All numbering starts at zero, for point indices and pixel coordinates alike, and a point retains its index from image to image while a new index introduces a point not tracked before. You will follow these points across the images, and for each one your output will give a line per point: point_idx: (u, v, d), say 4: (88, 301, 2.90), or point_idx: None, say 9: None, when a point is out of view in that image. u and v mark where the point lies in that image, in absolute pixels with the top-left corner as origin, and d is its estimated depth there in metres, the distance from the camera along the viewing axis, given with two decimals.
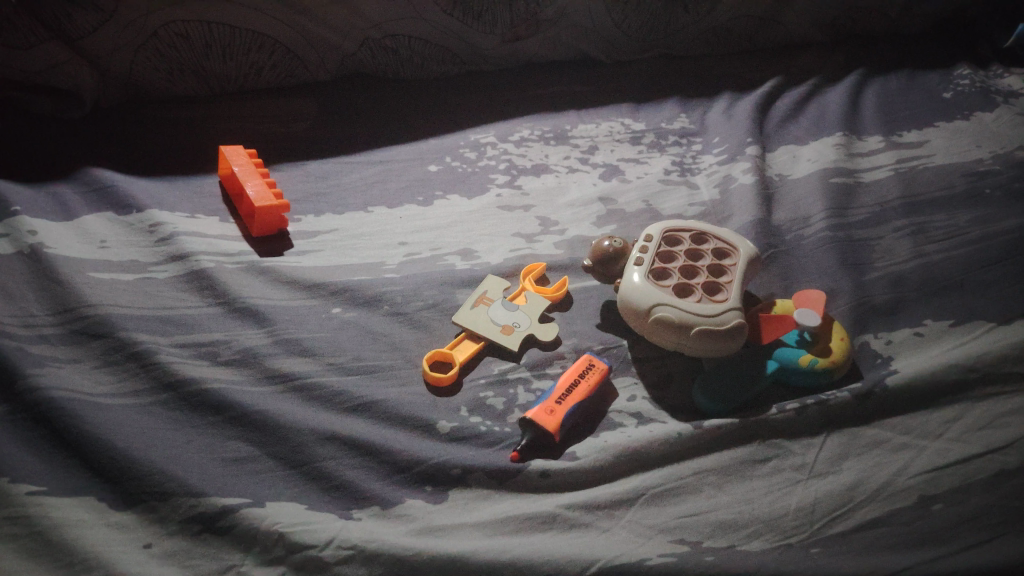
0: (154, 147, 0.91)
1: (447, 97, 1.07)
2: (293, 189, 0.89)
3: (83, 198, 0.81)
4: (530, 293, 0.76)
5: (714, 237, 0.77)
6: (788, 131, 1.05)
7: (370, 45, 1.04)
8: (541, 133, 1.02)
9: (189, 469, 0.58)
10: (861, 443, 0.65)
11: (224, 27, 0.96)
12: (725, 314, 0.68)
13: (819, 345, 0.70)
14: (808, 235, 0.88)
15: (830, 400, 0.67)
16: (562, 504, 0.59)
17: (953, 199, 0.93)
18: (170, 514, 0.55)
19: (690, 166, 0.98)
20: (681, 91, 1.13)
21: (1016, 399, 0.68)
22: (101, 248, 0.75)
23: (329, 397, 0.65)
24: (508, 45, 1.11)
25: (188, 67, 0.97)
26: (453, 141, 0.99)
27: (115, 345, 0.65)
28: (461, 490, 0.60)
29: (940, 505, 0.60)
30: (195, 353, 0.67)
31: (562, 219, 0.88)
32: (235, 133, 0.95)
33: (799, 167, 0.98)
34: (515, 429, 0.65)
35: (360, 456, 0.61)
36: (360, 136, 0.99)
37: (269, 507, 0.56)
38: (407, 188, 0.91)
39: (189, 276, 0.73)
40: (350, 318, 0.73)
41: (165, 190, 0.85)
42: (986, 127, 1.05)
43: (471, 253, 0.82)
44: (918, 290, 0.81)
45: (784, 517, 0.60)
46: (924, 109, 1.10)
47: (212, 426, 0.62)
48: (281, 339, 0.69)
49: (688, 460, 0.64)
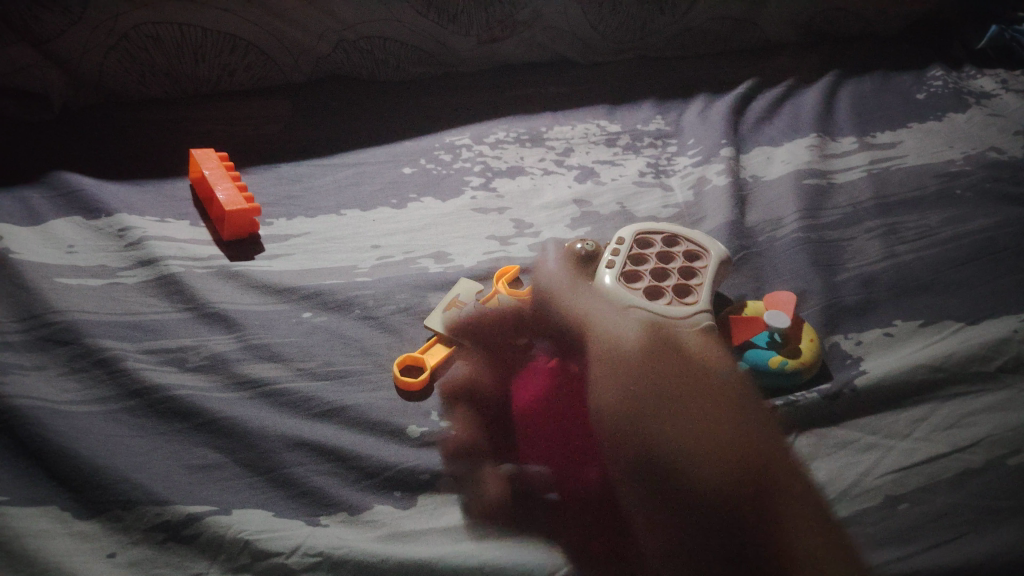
0: (124, 150, 0.90)
1: (423, 99, 1.07)
2: (266, 193, 0.88)
3: (51, 203, 0.80)
4: (503, 296, 0.74)
5: (685, 240, 0.77)
6: (763, 132, 1.06)
7: (345, 47, 1.04)
8: (516, 135, 1.02)
9: (155, 477, 0.57)
10: (830, 443, 0.66)
11: (196, 29, 0.95)
12: (696, 317, 0.67)
13: (789, 346, 0.71)
14: (781, 236, 0.88)
15: (800, 401, 0.68)
16: (531, 508, 0.59)
17: (924, 200, 0.94)
18: (134, 523, 0.54)
19: (665, 168, 0.99)
20: (658, 93, 1.13)
21: (984, 398, 0.69)
22: (69, 253, 0.74)
23: (298, 403, 0.65)
24: (484, 46, 1.11)
25: (159, 69, 0.96)
26: (428, 143, 0.99)
27: (80, 352, 0.65)
28: (430, 496, 0.60)
29: (908, 504, 0.61)
30: (163, 360, 0.66)
31: (536, 221, 0.88)
32: (207, 136, 0.94)
33: (773, 168, 0.99)
34: (485, 433, 0.65)
35: (329, 462, 0.61)
36: (335, 138, 0.98)
37: (235, 515, 0.56)
38: (381, 191, 0.90)
39: (157, 281, 0.73)
40: (321, 323, 0.73)
41: (135, 195, 0.84)
42: (958, 127, 1.07)
43: (444, 256, 0.82)
44: (889, 291, 0.82)
45: None
46: (897, 110, 1.11)
47: (179, 433, 0.61)
48: (251, 345, 0.69)
49: None
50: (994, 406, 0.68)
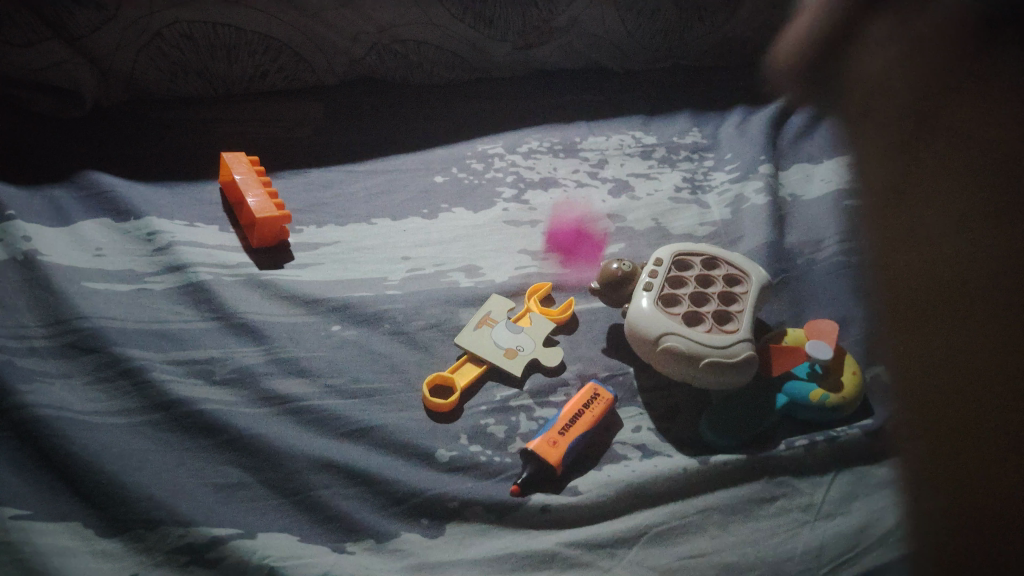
0: (154, 150, 0.89)
1: (455, 104, 1.05)
2: (295, 199, 0.87)
3: (80, 203, 0.79)
4: (535, 314, 0.74)
5: (726, 263, 0.75)
6: (803, 148, 1.03)
7: (379, 50, 1.02)
8: (550, 144, 1.00)
9: (179, 495, 0.56)
10: (872, 482, 0.63)
11: (229, 29, 0.94)
12: (736, 346, 0.66)
13: (831, 378, 0.68)
14: (821, 259, 0.85)
15: (840, 437, 0.65)
16: (562, 542, 0.57)
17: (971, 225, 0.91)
18: (156, 544, 0.53)
19: (701, 183, 0.96)
20: (695, 104, 1.10)
21: None
22: (97, 256, 0.73)
23: (325, 421, 0.64)
24: (519, 53, 1.09)
25: (191, 68, 0.94)
26: (460, 151, 0.97)
27: (106, 360, 0.64)
28: (458, 525, 0.58)
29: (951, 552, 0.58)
30: (190, 371, 0.65)
31: (569, 236, 0.86)
32: (238, 138, 0.93)
33: (813, 186, 0.96)
34: (515, 460, 0.63)
35: (355, 486, 0.59)
36: (366, 143, 0.97)
37: (260, 539, 0.55)
38: (412, 200, 0.89)
39: (185, 288, 0.72)
40: (350, 337, 0.71)
41: (165, 197, 0.83)
42: (1004, 149, 1.03)
43: (475, 270, 0.80)
44: (931, 321, 0.79)
45: (790, 561, 0.58)
46: (940, 129, 1.07)
47: (205, 450, 0.60)
48: (278, 358, 0.68)
49: (693, 498, 0.62)
50: None
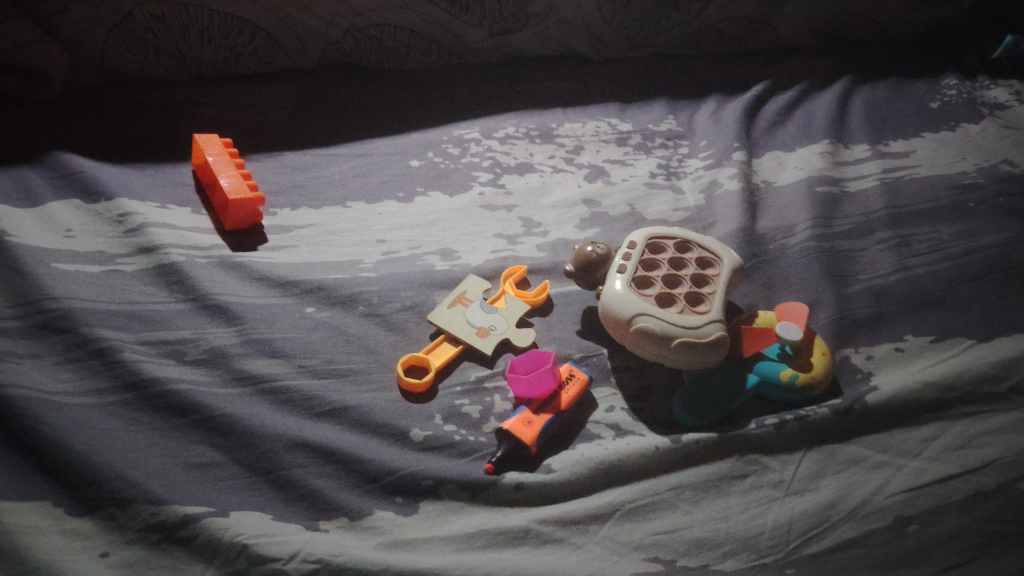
0: (126, 132, 0.88)
1: (432, 89, 1.05)
2: (270, 182, 0.86)
3: (49, 184, 0.78)
4: (510, 296, 0.75)
5: (698, 245, 0.75)
6: (776, 136, 1.04)
7: (354, 34, 1.02)
8: (526, 130, 1.00)
9: (151, 475, 0.56)
10: (838, 460, 0.65)
11: (202, 10, 0.93)
12: (707, 326, 0.66)
13: (800, 359, 0.69)
14: (792, 244, 0.86)
15: (809, 415, 0.66)
16: (536, 519, 0.58)
17: (937, 212, 0.92)
18: (128, 522, 0.53)
19: (676, 169, 0.97)
20: (670, 92, 1.11)
21: (994, 418, 0.67)
22: (67, 237, 0.72)
23: (299, 402, 0.63)
24: (495, 38, 1.09)
25: (164, 49, 0.93)
26: (436, 135, 0.97)
27: (76, 341, 0.63)
28: (432, 502, 0.59)
29: (916, 526, 0.60)
30: (162, 352, 0.65)
31: (545, 221, 0.86)
32: (212, 121, 0.92)
33: (785, 174, 0.97)
34: (490, 439, 0.64)
35: (329, 465, 0.59)
36: (341, 127, 0.96)
37: (233, 517, 0.54)
38: (387, 184, 0.88)
39: (157, 270, 0.71)
40: (323, 318, 0.71)
41: (136, 179, 0.82)
42: (972, 138, 1.04)
43: (451, 253, 0.80)
44: (899, 304, 0.80)
45: (759, 536, 0.59)
46: (910, 119, 1.09)
47: (177, 430, 0.59)
48: (252, 339, 0.67)
49: (666, 475, 0.62)
50: (1004, 427, 0.67)
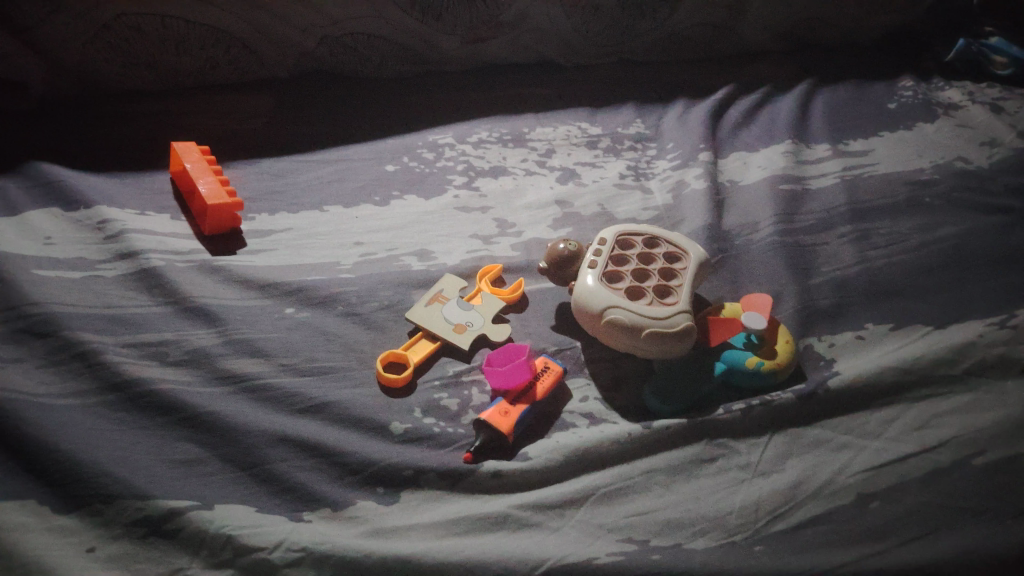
0: (104, 141, 0.89)
1: (406, 97, 1.07)
2: (248, 188, 0.88)
3: (27, 193, 0.79)
4: (486, 293, 0.77)
5: (666, 241, 0.78)
6: (741, 137, 1.08)
7: (328, 43, 1.04)
8: (499, 134, 1.03)
9: (135, 471, 0.57)
10: (804, 443, 0.67)
11: (178, 21, 0.94)
12: (676, 316, 0.69)
13: (766, 347, 0.72)
14: (757, 240, 0.90)
15: (774, 400, 0.69)
16: (514, 504, 0.60)
17: (896, 207, 0.96)
18: (114, 517, 0.54)
19: (645, 171, 1.00)
20: (638, 96, 1.15)
21: (951, 400, 0.71)
22: (46, 245, 0.73)
23: (281, 399, 0.65)
24: (468, 46, 1.12)
25: (140, 60, 0.95)
26: (411, 141, 0.99)
27: (58, 344, 0.64)
28: (413, 491, 0.61)
29: (877, 502, 0.63)
30: (143, 353, 0.66)
31: (518, 221, 0.89)
32: (189, 129, 0.93)
33: (750, 173, 1.00)
34: (468, 430, 0.66)
35: (312, 458, 0.61)
36: (317, 135, 0.98)
37: (218, 510, 0.56)
38: (363, 188, 0.90)
39: (137, 274, 0.72)
40: (303, 319, 0.73)
41: (115, 187, 0.83)
42: (927, 137, 1.09)
43: (427, 254, 0.83)
44: (860, 295, 0.84)
45: (729, 515, 0.61)
46: (868, 119, 1.13)
47: (162, 427, 0.61)
48: (234, 340, 0.69)
49: (639, 460, 0.65)
50: (960, 408, 0.70)
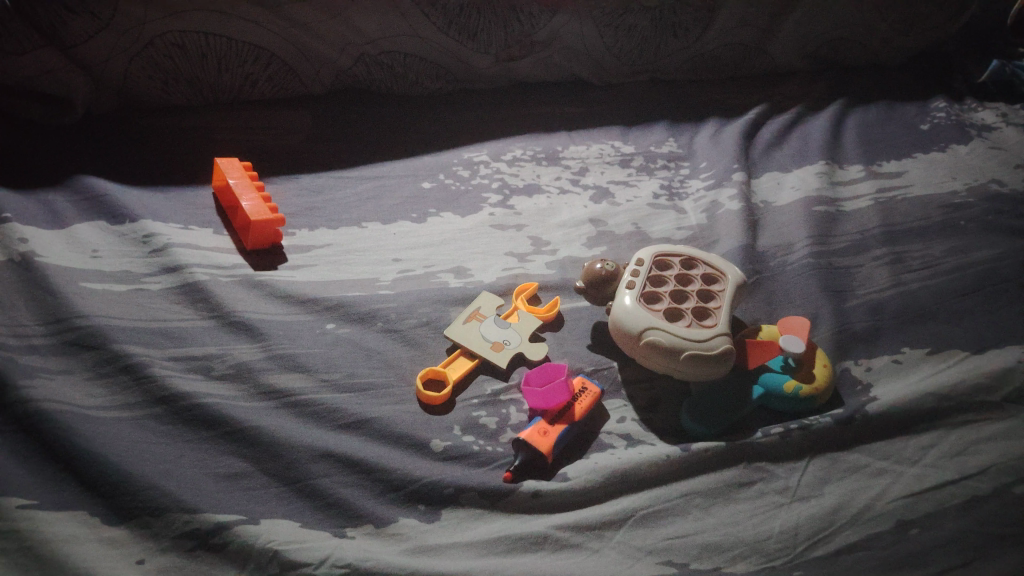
0: (149, 156, 0.91)
1: (440, 114, 1.08)
2: (287, 204, 0.89)
3: (75, 207, 0.81)
4: (523, 312, 0.77)
5: (703, 262, 0.79)
6: (773, 157, 1.08)
7: (366, 61, 1.05)
8: (533, 153, 1.04)
9: (182, 484, 0.58)
10: (842, 467, 0.67)
11: (222, 39, 0.96)
12: (715, 338, 0.69)
13: (803, 370, 0.72)
14: (791, 261, 0.90)
15: (812, 424, 0.69)
16: (554, 525, 0.60)
17: (930, 229, 0.96)
18: (163, 530, 0.55)
19: (677, 190, 1.01)
20: (669, 116, 1.15)
21: (990, 426, 0.70)
22: (94, 258, 0.75)
23: (323, 414, 0.66)
24: (502, 65, 1.13)
25: (184, 76, 0.97)
26: (446, 158, 1.00)
27: (106, 357, 0.65)
28: (453, 510, 0.61)
29: (917, 529, 0.62)
30: (188, 367, 0.67)
31: (553, 239, 0.89)
32: (230, 145, 0.95)
33: (783, 194, 1.00)
34: (507, 449, 0.66)
35: (353, 474, 0.62)
36: (353, 151, 0.99)
37: (264, 525, 0.57)
38: (400, 205, 0.91)
39: (182, 288, 0.73)
40: (343, 334, 0.73)
41: (159, 201, 0.85)
42: (961, 159, 1.08)
43: (464, 271, 0.83)
44: (895, 318, 0.83)
45: (768, 540, 0.61)
46: (901, 140, 1.13)
47: (207, 441, 0.62)
48: (276, 354, 0.70)
49: (677, 482, 0.65)
50: (1000, 434, 0.69)
